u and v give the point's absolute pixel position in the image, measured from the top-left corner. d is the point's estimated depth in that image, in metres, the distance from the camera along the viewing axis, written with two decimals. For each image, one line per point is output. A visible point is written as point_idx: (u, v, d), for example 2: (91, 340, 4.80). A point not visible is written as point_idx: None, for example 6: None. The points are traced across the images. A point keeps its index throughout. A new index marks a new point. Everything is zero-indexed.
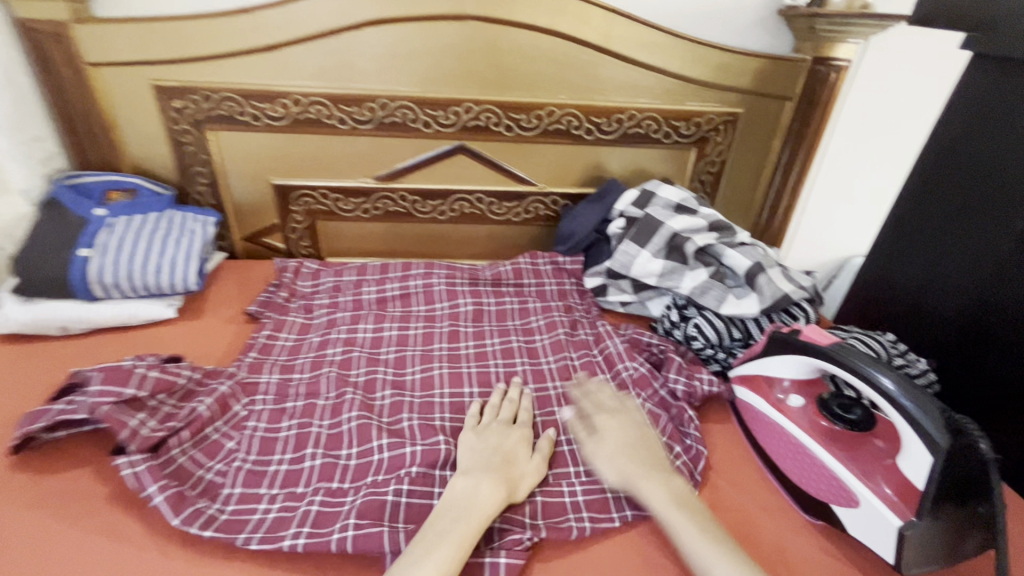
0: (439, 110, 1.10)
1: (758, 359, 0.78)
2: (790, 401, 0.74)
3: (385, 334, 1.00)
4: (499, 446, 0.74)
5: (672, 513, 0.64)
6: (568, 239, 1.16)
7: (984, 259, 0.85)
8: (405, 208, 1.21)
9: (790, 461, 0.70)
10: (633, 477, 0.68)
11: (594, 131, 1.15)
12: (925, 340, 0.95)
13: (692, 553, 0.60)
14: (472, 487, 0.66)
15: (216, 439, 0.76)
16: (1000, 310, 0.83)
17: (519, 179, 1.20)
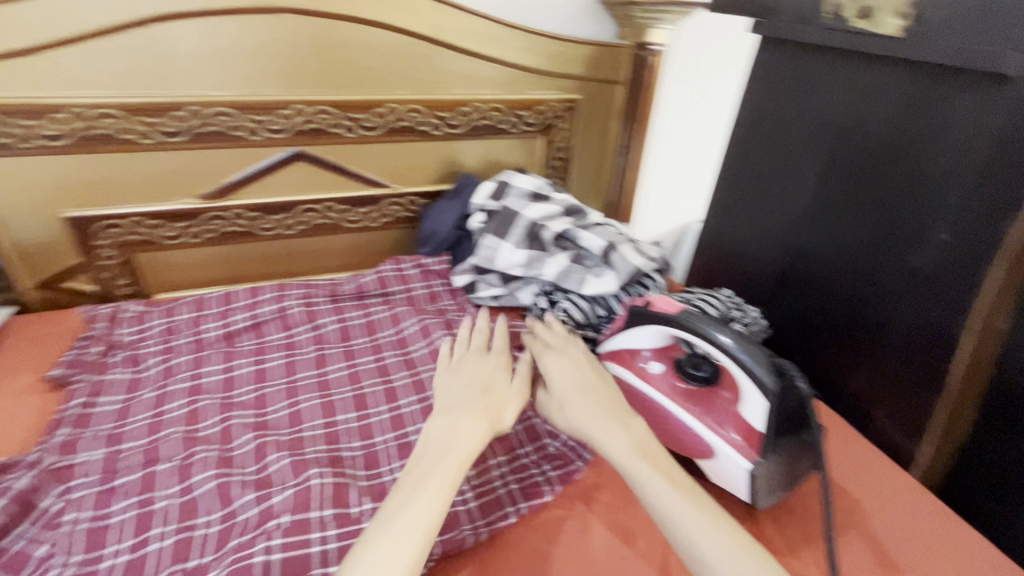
0: (266, 115, 0.99)
1: (620, 332, 0.79)
2: (651, 368, 0.76)
3: (237, 372, 0.87)
4: (478, 375, 0.71)
5: (638, 467, 0.59)
6: (432, 240, 1.13)
7: (789, 212, 0.95)
8: (243, 227, 1.08)
9: (658, 426, 0.74)
10: (595, 427, 0.64)
11: (441, 127, 1.11)
12: (754, 290, 1.06)
13: (658, 499, 0.56)
14: (416, 483, 0.56)
15: (20, 548, 0.60)
16: (803, 256, 0.93)
17: (370, 182, 1.13)
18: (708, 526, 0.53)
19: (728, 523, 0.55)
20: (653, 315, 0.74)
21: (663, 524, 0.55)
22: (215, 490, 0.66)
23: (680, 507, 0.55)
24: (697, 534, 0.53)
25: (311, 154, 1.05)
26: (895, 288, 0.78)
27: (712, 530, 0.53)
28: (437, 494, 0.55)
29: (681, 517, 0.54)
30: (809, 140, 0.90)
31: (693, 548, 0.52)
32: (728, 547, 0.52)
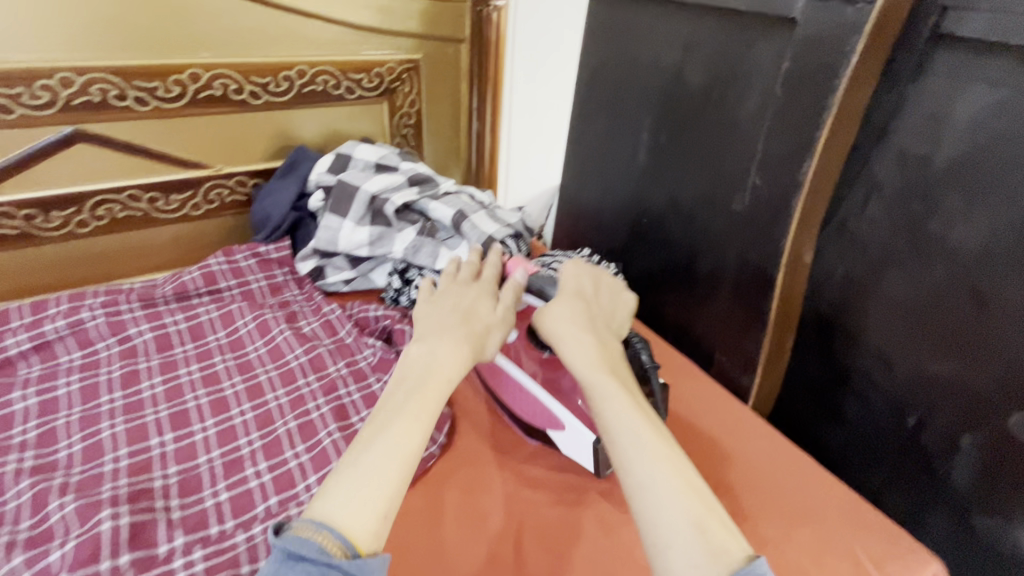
0: (17, 86, 0.80)
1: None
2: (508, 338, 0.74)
3: (15, 407, 0.72)
4: (461, 304, 0.61)
5: (602, 378, 0.54)
6: (267, 224, 1.00)
7: (630, 166, 0.96)
8: (16, 228, 0.88)
9: (515, 400, 0.72)
10: (569, 337, 0.59)
11: (262, 95, 0.98)
12: (608, 247, 1.06)
13: (616, 421, 0.50)
14: (392, 430, 0.46)
15: None
16: (646, 209, 0.95)
17: (182, 164, 0.97)
18: (655, 441, 0.48)
19: (675, 445, 0.49)
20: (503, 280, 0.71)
21: (608, 434, 0.51)
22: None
23: (632, 421, 0.50)
24: (646, 445, 0.48)
25: (93, 133, 0.87)
26: (721, 232, 0.81)
27: (657, 446, 0.48)
28: (419, 429, 0.47)
29: (631, 431, 0.49)
30: (641, 91, 0.90)
31: (631, 460, 0.47)
32: (671, 463, 0.46)
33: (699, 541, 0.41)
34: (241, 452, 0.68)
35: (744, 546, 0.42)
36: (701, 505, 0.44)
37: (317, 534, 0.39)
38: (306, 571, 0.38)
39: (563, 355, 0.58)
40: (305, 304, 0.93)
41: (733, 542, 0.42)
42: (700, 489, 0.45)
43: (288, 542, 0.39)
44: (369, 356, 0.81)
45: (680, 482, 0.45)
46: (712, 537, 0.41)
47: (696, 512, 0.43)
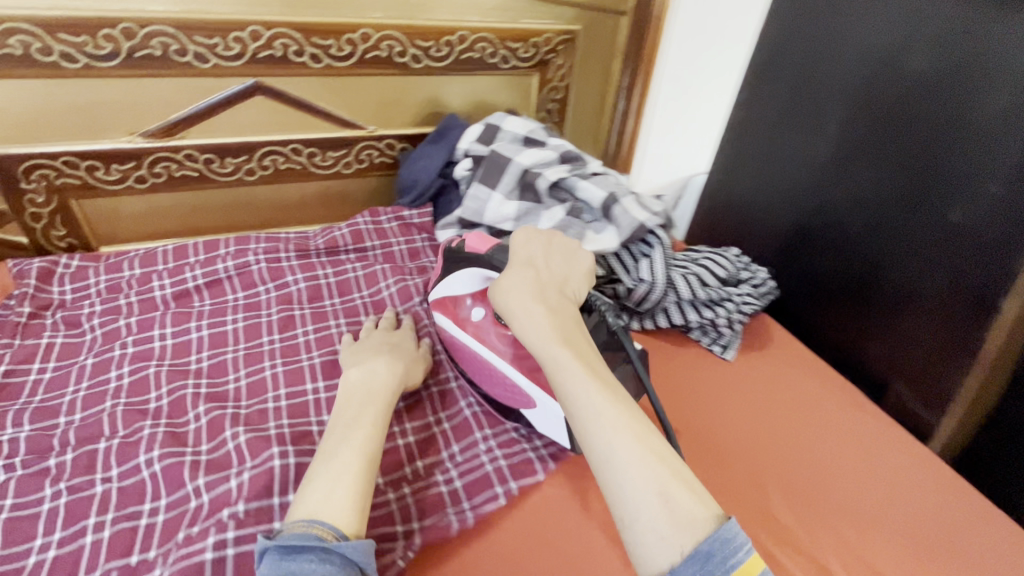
0: (215, 37, 0.84)
1: (443, 280, 0.72)
2: (473, 317, 0.69)
3: (192, 338, 0.78)
4: (384, 343, 0.73)
5: (558, 349, 0.54)
6: (412, 188, 1.01)
7: (807, 162, 0.88)
8: (197, 170, 0.95)
9: (480, 376, 0.69)
10: (528, 309, 0.57)
11: (422, 59, 0.97)
12: (763, 248, 1.00)
13: (581, 398, 0.50)
14: (347, 432, 0.55)
15: None
16: (820, 211, 0.87)
17: (342, 123, 0.99)
18: (616, 413, 0.49)
19: (636, 413, 0.50)
20: (467, 256, 0.69)
21: (574, 410, 0.51)
22: (163, 473, 0.59)
23: (592, 394, 0.50)
24: (609, 420, 0.48)
25: (271, 87, 0.92)
26: (920, 244, 0.72)
27: (621, 418, 0.49)
28: (370, 435, 0.55)
29: (597, 405, 0.49)
30: (838, 74, 0.81)
31: (603, 435, 0.48)
32: (640, 435, 0.47)
33: (664, 510, 0.43)
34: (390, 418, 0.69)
35: (715, 511, 0.43)
36: (666, 470, 0.45)
37: (310, 528, 0.45)
38: (310, 559, 0.43)
39: (517, 328, 0.57)
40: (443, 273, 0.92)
41: (702, 509, 0.43)
42: (664, 457, 0.46)
43: (280, 540, 0.44)
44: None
45: (650, 450, 0.47)
46: (676, 504, 0.43)
47: (661, 478, 0.45)
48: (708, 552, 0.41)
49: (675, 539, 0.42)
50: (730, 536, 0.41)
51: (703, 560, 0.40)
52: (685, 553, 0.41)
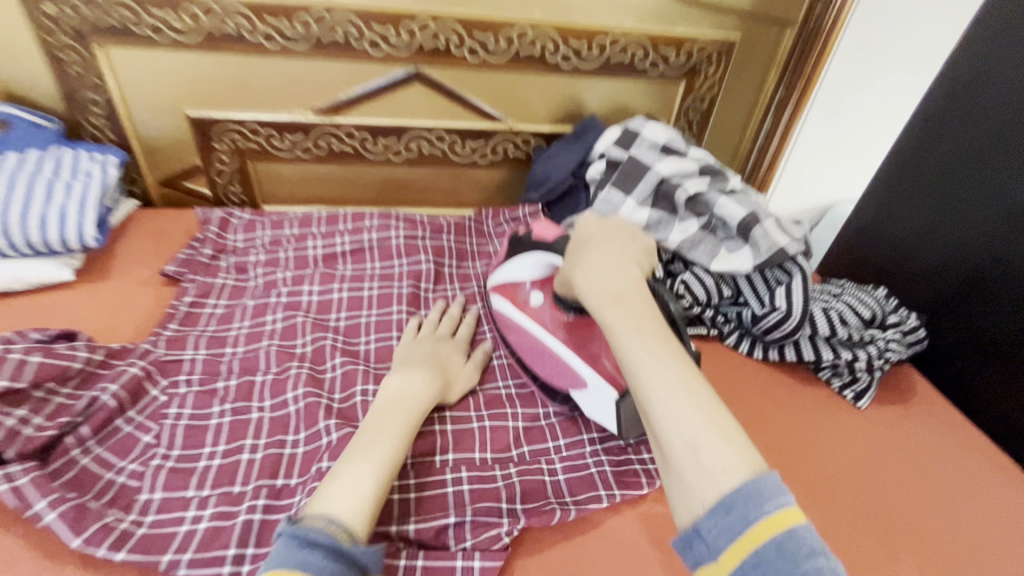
0: (389, 27, 0.91)
1: (507, 263, 0.79)
2: (529, 298, 0.76)
3: (334, 298, 0.86)
4: (434, 352, 0.74)
5: (608, 309, 0.53)
6: (541, 184, 1.02)
7: (999, 204, 0.78)
8: (353, 147, 1.04)
9: (527, 350, 0.75)
10: (589, 271, 0.56)
11: (572, 59, 0.98)
12: (919, 293, 0.90)
13: (628, 355, 0.49)
14: (404, 385, 0.66)
15: (129, 433, 0.63)
16: (1008, 261, 0.77)
17: (485, 115, 1.03)
18: (667, 373, 0.47)
19: (681, 364, 0.48)
20: (535, 242, 0.75)
21: (624, 363, 0.49)
22: (304, 411, 0.67)
23: (639, 347, 0.49)
24: (653, 372, 0.47)
25: (428, 77, 0.98)
26: None
27: (668, 370, 0.47)
28: (398, 436, 0.59)
29: (643, 359, 0.48)
30: None
31: (644, 386, 0.47)
32: (681, 391, 0.45)
33: (692, 462, 0.42)
34: (505, 406, 0.74)
35: (751, 463, 0.42)
36: (711, 426, 0.43)
37: (329, 526, 0.46)
38: (322, 563, 0.44)
39: (581, 287, 0.57)
40: None
41: (735, 461, 0.42)
42: (707, 411, 0.44)
43: (302, 532, 0.46)
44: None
45: (693, 403, 0.45)
46: (708, 457, 0.42)
47: (694, 430, 0.43)
48: (728, 505, 0.40)
49: (701, 492, 0.41)
50: (757, 490, 0.40)
51: (724, 512, 0.40)
52: (707, 507, 0.41)
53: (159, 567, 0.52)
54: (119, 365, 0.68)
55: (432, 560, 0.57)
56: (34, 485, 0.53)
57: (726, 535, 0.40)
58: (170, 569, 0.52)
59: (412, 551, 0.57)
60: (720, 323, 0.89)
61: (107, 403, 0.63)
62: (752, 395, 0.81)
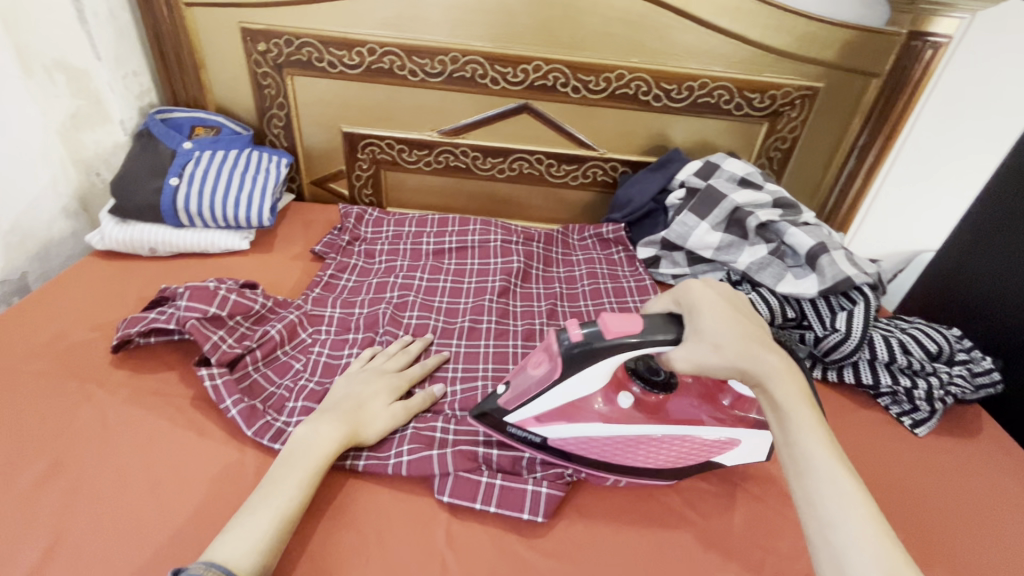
0: (508, 67, 1.10)
1: (553, 389, 0.64)
2: (619, 405, 0.69)
3: (439, 285, 1.03)
4: (357, 392, 0.74)
5: (799, 412, 0.54)
6: (625, 207, 1.14)
7: None
8: (465, 164, 1.24)
9: (635, 456, 0.68)
10: (764, 364, 0.56)
11: (663, 99, 1.12)
12: (996, 336, 0.90)
13: (817, 457, 0.52)
14: (312, 431, 0.67)
15: (284, 360, 0.84)
16: None
17: (580, 143, 1.19)
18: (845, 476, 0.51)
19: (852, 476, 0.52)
20: (613, 347, 0.59)
21: (801, 465, 0.52)
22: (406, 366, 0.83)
23: (824, 460, 0.52)
24: (832, 488, 0.51)
25: (536, 110, 1.15)
26: None
27: (845, 483, 0.51)
28: (309, 469, 0.63)
29: (826, 470, 0.51)
30: None
31: (823, 494, 0.51)
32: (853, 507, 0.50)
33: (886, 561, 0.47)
34: None
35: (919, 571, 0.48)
36: (884, 529, 0.49)
37: (205, 569, 0.51)
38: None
39: (758, 376, 0.56)
40: (633, 283, 1.06)
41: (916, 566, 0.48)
42: (883, 534, 0.49)
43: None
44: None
45: (870, 527, 0.49)
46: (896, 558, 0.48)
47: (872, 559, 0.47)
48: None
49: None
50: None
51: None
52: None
53: None
54: (282, 312, 0.91)
55: (508, 481, 0.68)
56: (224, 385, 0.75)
57: None
58: None
59: (492, 473, 0.69)
60: None
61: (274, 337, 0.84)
62: None
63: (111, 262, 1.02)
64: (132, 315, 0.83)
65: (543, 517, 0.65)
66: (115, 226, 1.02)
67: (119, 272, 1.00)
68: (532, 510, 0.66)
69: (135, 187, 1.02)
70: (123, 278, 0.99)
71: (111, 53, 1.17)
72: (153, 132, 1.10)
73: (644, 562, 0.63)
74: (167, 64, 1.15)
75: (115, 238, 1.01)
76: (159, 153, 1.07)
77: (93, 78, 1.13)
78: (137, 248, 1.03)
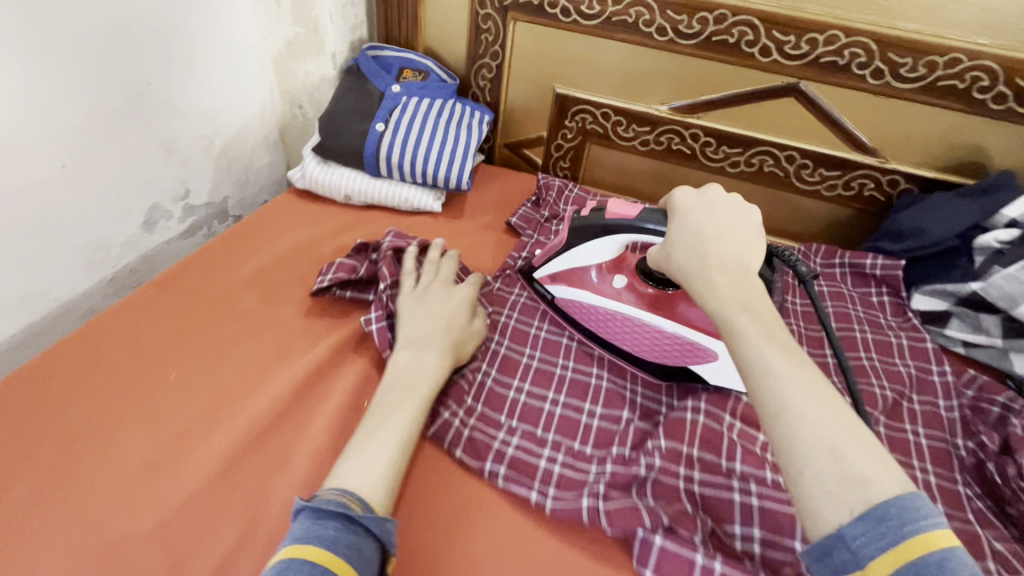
0: (791, 35, 0.85)
1: (568, 253, 0.74)
2: (611, 284, 0.74)
3: None
4: (442, 310, 0.70)
5: (738, 322, 0.51)
6: (910, 237, 0.86)
7: None
8: (691, 150, 1.02)
9: (620, 335, 0.73)
10: (710, 277, 0.54)
11: (1008, 100, 0.81)
12: None
13: (754, 364, 0.48)
14: (419, 357, 0.64)
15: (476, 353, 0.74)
16: None
17: (855, 144, 0.92)
18: (798, 383, 0.46)
19: (811, 371, 0.47)
20: (612, 220, 0.68)
21: (748, 368, 0.48)
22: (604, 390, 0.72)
23: (774, 357, 0.48)
24: (789, 383, 0.46)
25: (809, 95, 0.90)
26: None
27: (802, 378, 0.46)
28: (421, 396, 0.61)
29: (781, 370, 0.47)
30: None
31: (782, 391, 0.46)
32: (821, 399, 0.45)
33: (834, 470, 0.42)
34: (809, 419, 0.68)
35: (899, 480, 0.42)
36: (847, 432, 0.44)
37: (337, 497, 0.49)
38: (338, 526, 0.47)
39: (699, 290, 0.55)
40: (906, 340, 0.81)
41: (882, 473, 0.42)
42: (846, 422, 0.44)
43: (314, 505, 0.48)
44: (964, 454, 0.67)
45: (835, 415, 0.45)
46: (848, 464, 0.42)
47: (841, 438, 0.43)
48: (881, 516, 0.40)
49: (848, 500, 0.41)
50: (911, 506, 0.40)
51: (876, 521, 0.40)
52: (855, 513, 0.41)
53: (481, 472, 0.62)
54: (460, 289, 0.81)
55: (729, 565, 0.54)
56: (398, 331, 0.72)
57: (876, 544, 0.40)
58: (492, 476, 0.61)
59: (708, 550, 0.55)
60: None
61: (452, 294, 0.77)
62: None
63: (307, 203, 0.98)
64: (339, 261, 0.74)
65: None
66: (317, 166, 0.97)
67: (315, 215, 0.95)
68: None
69: (342, 127, 0.95)
70: (318, 222, 0.94)
71: None
72: (364, 69, 1.01)
73: None
74: None
75: (316, 179, 0.96)
76: (368, 93, 0.99)
77: None
78: (334, 192, 0.97)
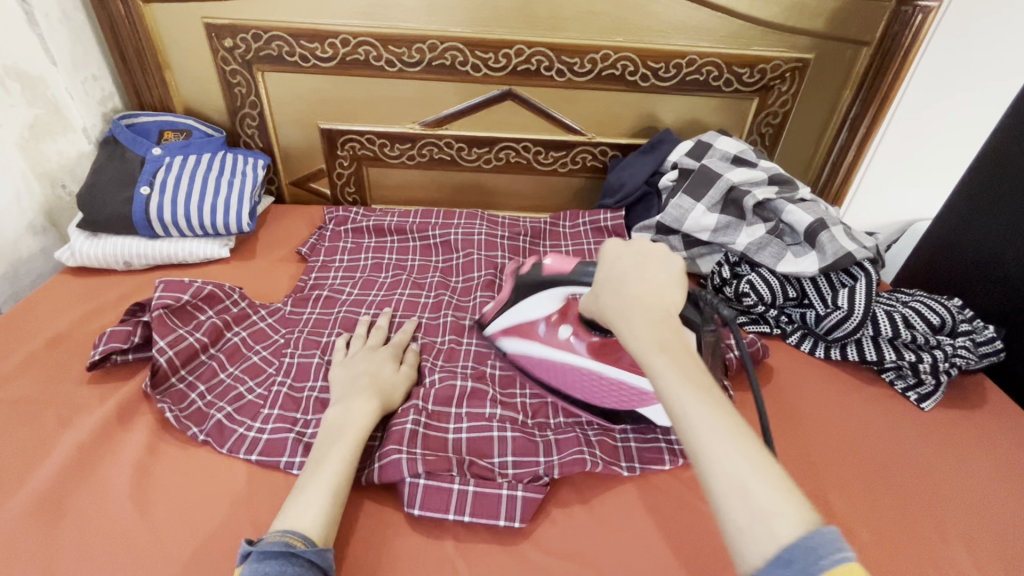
0: (489, 53, 1.05)
1: (514, 307, 0.78)
2: (557, 335, 0.75)
3: (428, 280, 1.00)
4: (365, 369, 0.75)
5: (652, 357, 0.46)
6: (617, 192, 1.11)
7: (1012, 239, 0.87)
8: (450, 155, 1.19)
9: (580, 387, 0.75)
10: (627, 316, 0.50)
11: (650, 78, 1.08)
12: (982, 300, 0.92)
13: (668, 397, 0.44)
14: (343, 412, 0.68)
15: (257, 363, 0.82)
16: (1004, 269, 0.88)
17: (566, 128, 1.15)
18: (707, 425, 0.42)
19: (743, 434, 0.42)
20: (546, 276, 0.72)
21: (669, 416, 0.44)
22: None
23: (683, 397, 0.43)
24: (696, 412, 0.42)
25: (521, 96, 1.11)
26: None
27: (715, 425, 0.41)
28: (350, 446, 0.63)
29: (699, 420, 0.42)
30: None
31: (696, 437, 0.41)
32: (718, 436, 0.41)
33: (743, 507, 0.38)
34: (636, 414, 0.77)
35: (800, 515, 0.37)
36: (752, 468, 0.39)
37: (281, 537, 0.53)
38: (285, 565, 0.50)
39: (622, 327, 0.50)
40: None
41: (790, 511, 0.38)
42: (759, 462, 0.40)
43: (261, 548, 0.51)
44: None
45: (742, 447, 0.40)
46: (753, 500, 0.38)
47: (748, 476, 0.39)
48: (787, 559, 0.35)
49: (758, 545, 0.37)
50: (815, 545, 0.35)
51: (783, 566, 0.35)
52: (766, 558, 0.36)
53: (278, 467, 0.69)
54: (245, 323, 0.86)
55: (481, 485, 0.66)
56: (182, 388, 0.76)
57: None
58: (287, 467, 0.68)
59: (464, 478, 0.66)
60: (783, 323, 0.93)
61: (236, 340, 0.83)
62: (813, 392, 0.86)
63: (84, 278, 0.97)
64: (110, 329, 0.78)
65: (520, 521, 0.64)
66: (86, 241, 0.97)
67: (93, 288, 0.96)
68: (509, 515, 0.64)
69: (103, 198, 0.97)
70: (98, 292, 0.95)
71: (65, 55, 1.05)
72: (119, 138, 1.03)
73: (646, 544, 0.64)
74: (127, 65, 1.08)
75: (86, 253, 0.97)
76: (127, 161, 1.02)
77: (49, 85, 1.03)
78: (110, 261, 0.98)
